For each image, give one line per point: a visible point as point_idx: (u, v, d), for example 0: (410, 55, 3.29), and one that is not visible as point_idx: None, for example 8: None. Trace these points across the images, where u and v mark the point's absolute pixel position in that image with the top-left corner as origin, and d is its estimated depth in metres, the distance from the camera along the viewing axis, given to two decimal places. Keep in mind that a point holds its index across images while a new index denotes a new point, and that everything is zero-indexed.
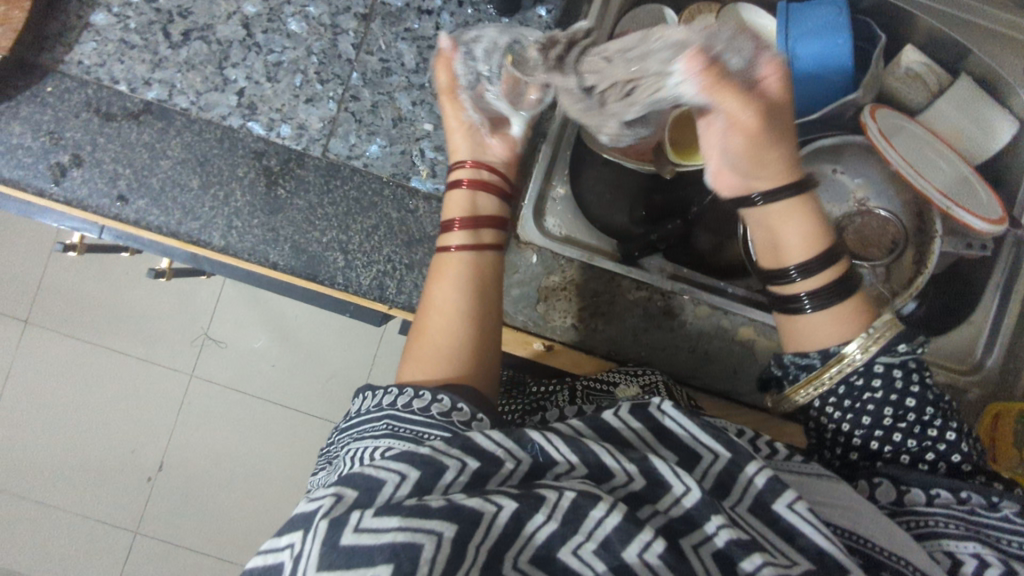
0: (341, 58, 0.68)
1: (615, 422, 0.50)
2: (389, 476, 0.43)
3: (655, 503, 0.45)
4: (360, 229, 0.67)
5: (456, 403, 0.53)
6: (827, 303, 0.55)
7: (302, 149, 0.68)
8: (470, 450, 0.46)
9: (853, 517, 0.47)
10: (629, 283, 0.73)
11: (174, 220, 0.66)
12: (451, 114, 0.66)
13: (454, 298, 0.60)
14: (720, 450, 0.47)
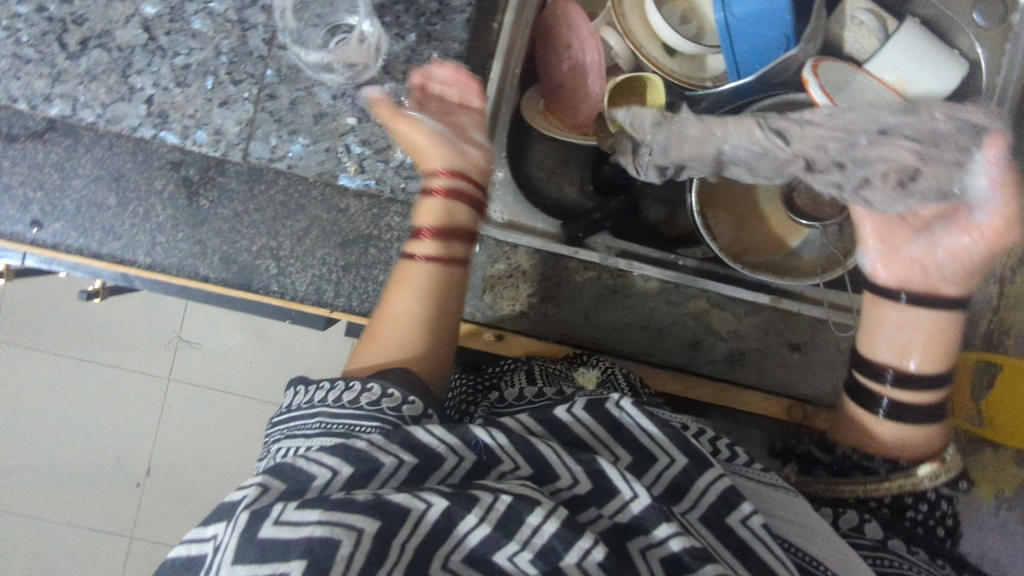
0: (252, 56, 0.64)
1: (568, 419, 0.48)
2: (320, 470, 0.41)
3: (598, 505, 0.43)
4: (289, 233, 0.66)
5: (389, 389, 0.49)
6: (907, 419, 0.59)
7: (221, 156, 0.64)
8: (409, 445, 0.43)
9: (806, 534, 0.48)
10: (577, 264, 0.71)
11: (95, 240, 0.64)
12: (409, 129, 0.61)
13: (415, 309, 0.56)
14: (676, 454, 0.47)
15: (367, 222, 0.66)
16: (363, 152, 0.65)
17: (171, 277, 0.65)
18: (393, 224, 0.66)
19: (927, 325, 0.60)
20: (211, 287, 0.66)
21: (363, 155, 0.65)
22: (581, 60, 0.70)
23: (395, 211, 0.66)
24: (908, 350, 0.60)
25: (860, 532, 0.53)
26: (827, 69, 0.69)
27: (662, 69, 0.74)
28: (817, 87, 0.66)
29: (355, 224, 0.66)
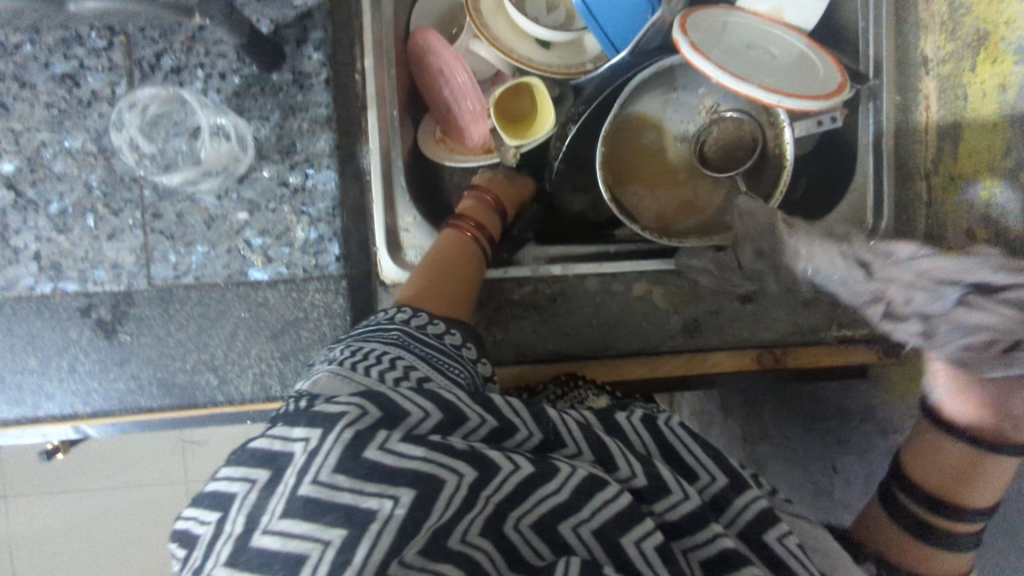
0: (124, 181, 0.62)
1: (620, 423, 0.43)
2: (413, 408, 0.34)
3: (651, 505, 0.38)
4: (219, 341, 0.64)
5: (451, 330, 0.50)
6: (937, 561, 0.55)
7: (126, 287, 0.63)
8: (494, 407, 0.37)
9: (831, 558, 0.42)
10: (512, 283, 0.70)
11: (29, 405, 0.63)
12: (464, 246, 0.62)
13: (467, 259, 0.60)
14: (718, 472, 0.41)
15: (291, 307, 0.64)
16: (265, 242, 0.64)
17: (115, 418, 0.64)
18: (318, 301, 0.65)
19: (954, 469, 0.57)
20: (159, 416, 0.64)
21: (266, 244, 0.64)
22: (455, 83, 0.68)
23: (315, 287, 0.65)
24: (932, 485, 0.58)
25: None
26: (700, 19, 0.66)
27: (537, 67, 0.70)
28: (689, 45, 0.62)
29: (281, 313, 0.64)
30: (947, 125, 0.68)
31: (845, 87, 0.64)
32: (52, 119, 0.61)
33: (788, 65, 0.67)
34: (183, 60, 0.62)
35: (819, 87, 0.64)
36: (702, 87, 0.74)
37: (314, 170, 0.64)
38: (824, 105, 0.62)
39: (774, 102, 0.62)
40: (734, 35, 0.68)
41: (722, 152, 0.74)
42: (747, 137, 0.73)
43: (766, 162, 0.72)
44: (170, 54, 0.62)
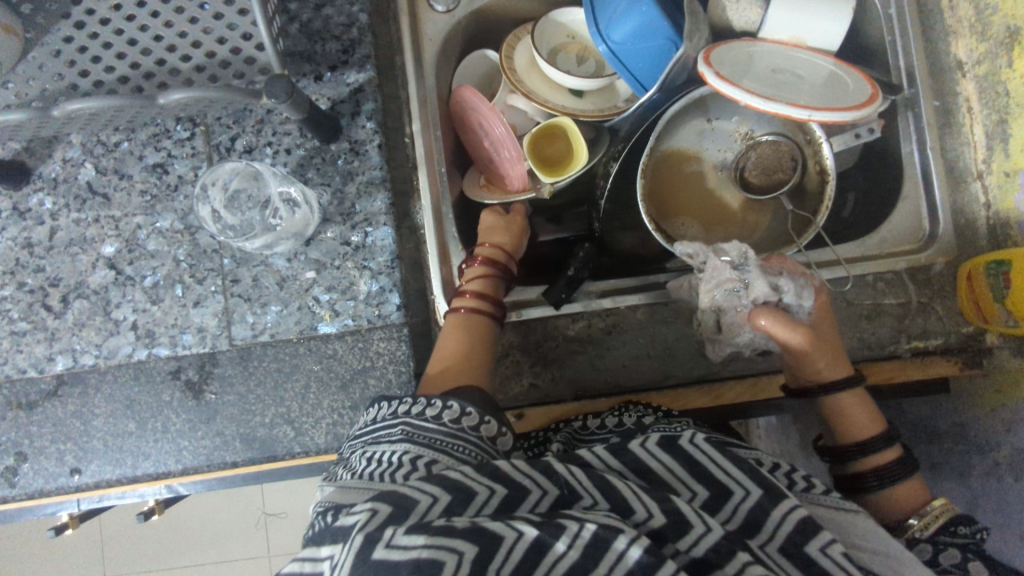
0: (207, 252, 0.69)
1: (641, 456, 0.46)
2: (423, 496, 0.40)
3: (676, 542, 0.40)
4: (294, 394, 0.68)
5: (466, 408, 0.52)
6: (893, 480, 0.61)
7: (211, 349, 0.69)
8: (500, 476, 0.42)
9: (892, 563, 0.44)
10: (565, 320, 0.71)
11: (128, 466, 0.68)
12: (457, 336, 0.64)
13: (466, 340, 0.64)
14: (750, 485, 0.44)
15: (358, 357, 0.68)
16: (332, 297, 0.69)
17: (205, 474, 0.68)
18: (382, 349, 0.68)
19: (853, 396, 0.63)
20: (242, 469, 0.68)
21: (332, 299, 0.69)
22: (496, 133, 0.73)
23: (379, 336, 0.69)
24: (848, 428, 0.63)
25: (965, 568, 0.52)
26: (729, 51, 0.70)
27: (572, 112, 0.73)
28: (715, 75, 0.65)
29: (349, 363, 0.68)
30: (994, 122, 0.67)
31: (877, 97, 0.65)
32: (146, 204, 0.69)
33: (818, 84, 0.69)
34: (253, 141, 0.69)
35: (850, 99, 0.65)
36: (734, 115, 0.76)
37: (372, 228, 0.69)
38: (853, 115, 0.62)
39: (805, 117, 0.62)
40: (760, 64, 0.70)
41: (763, 175, 0.74)
42: (787, 158, 0.73)
43: (811, 181, 0.72)
44: (242, 137, 0.69)
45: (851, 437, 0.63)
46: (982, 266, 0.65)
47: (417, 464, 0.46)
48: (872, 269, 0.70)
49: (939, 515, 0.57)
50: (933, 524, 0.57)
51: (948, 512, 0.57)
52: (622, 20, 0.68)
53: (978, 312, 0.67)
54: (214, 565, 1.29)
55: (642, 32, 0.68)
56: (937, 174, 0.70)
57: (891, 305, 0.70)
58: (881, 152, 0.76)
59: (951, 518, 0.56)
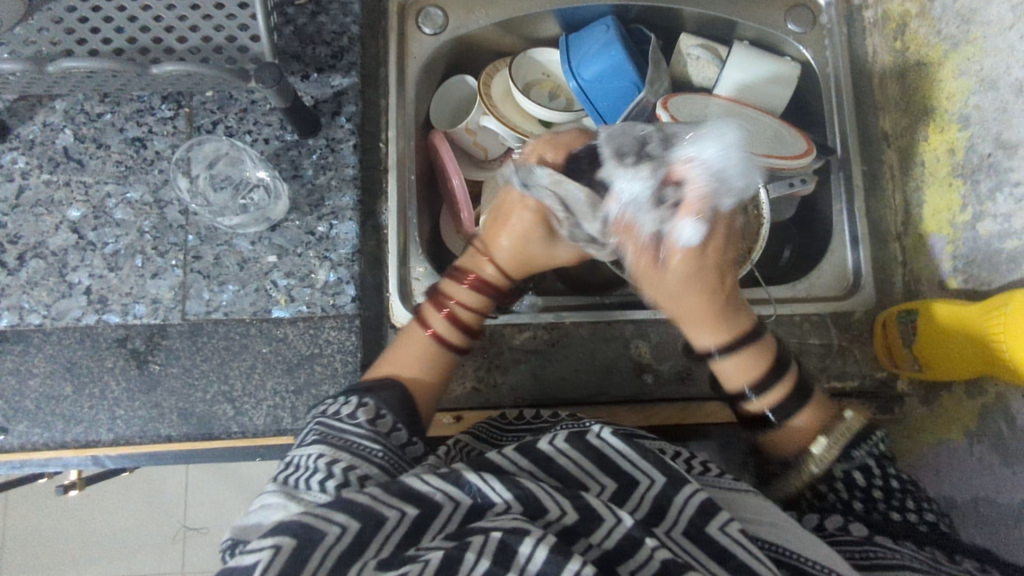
0: (173, 227, 0.71)
1: (552, 454, 0.53)
2: (331, 526, 0.44)
3: (588, 536, 0.47)
4: (238, 372, 0.69)
5: (381, 411, 0.59)
6: (787, 416, 0.65)
7: (162, 321, 0.70)
8: (411, 497, 0.47)
9: (779, 531, 0.52)
10: (512, 329, 0.75)
11: (58, 430, 0.68)
12: (410, 346, 0.67)
13: (425, 372, 0.67)
14: (655, 475, 0.51)
15: (308, 343, 0.70)
16: (290, 283, 0.71)
17: (137, 446, 0.68)
18: (333, 338, 0.70)
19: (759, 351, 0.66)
20: (176, 444, 0.68)
21: (290, 285, 0.71)
22: (451, 159, 0.79)
23: (332, 325, 0.71)
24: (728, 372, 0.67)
25: (846, 530, 0.58)
26: (686, 101, 0.78)
27: None
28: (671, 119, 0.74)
29: (298, 347, 0.70)
30: (911, 188, 0.75)
31: (812, 150, 0.75)
32: (119, 174, 0.71)
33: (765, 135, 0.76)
34: (235, 127, 0.73)
35: (790, 147, 0.75)
36: None
37: (338, 222, 0.72)
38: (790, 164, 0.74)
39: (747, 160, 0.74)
40: (713, 114, 0.78)
41: None
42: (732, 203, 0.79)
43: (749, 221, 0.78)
44: (224, 122, 0.73)
45: (749, 378, 0.66)
46: (894, 313, 0.72)
47: (331, 468, 0.52)
48: (798, 310, 0.75)
49: (834, 448, 0.63)
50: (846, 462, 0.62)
51: (849, 433, 0.64)
52: (593, 60, 0.78)
53: (887, 355, 0.73)
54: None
55: (611, 71, 0.78)
56: (862, 228, 0.77)
57: (815, 345, 0.75)
58: (813, 208, 0.83)
59: (861, 430, 0.64)
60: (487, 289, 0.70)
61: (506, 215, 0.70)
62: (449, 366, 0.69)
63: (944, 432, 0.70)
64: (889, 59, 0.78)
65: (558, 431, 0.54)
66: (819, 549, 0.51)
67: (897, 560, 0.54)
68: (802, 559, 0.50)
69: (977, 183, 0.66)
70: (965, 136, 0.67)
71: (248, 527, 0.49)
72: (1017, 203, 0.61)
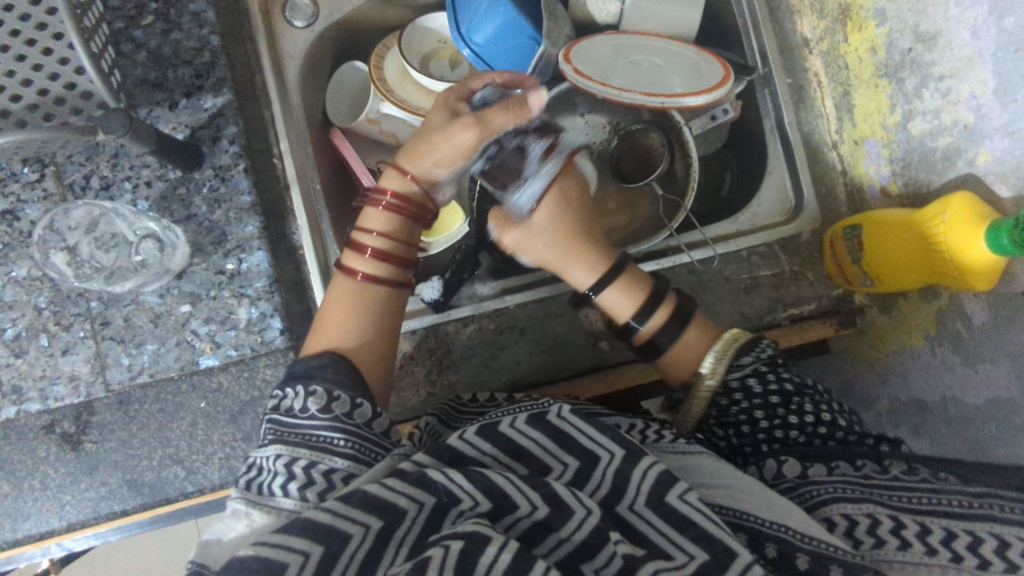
0: (71, 296, 0.66)
1: (514, 434, 0.48)
2: (291, 556, 0.38)
3: (559, 530, 0.42)
4: (181, 433, 0.66)
5: (335, 393, 0.52)
6: (674, 336, 0.61)
7: (86, 397, 0.66)
8: (373, 507, 0.41)
9: (734, 496, 0.48)
10: (455, 325, 0.72)
11: (8, 529, 0.65)
12: (336, 293, 0.62)
13: (358, 322, 0.60)
14: (614, 447, 0.47)
15: (244, 387, 0.67)
16: (210, 329, 0.67)
17: (92, 528, 0.65)
18: (270, 377, 0.67)
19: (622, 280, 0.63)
20: (134, 517, 0.65)
21: (211, 330, 0.67)
22: (353, 158, 0.76)
23: (265, 363, 0.67)
24: (617, 309, 0.63)
25: (782, 476, 0.53)
26: (589, 46, 0.72)
27: None
28: (574, 71, 0.69)
29: (235, 394, 0.67)
30: (840, 95, 0.71)
31: (729, 77, 0.69)
32: None
33: (675, 72, 0.72)
34: (110, 176, 0.67)
35: (705, 79, 0.70)
36: (603, 110, 0.78)
37: (246, 254, 0.67)
38: (705, 100, 0.68)
39: (659, 104, 0.68)
40: (619, 56, 0.73)
41: (636, 163, 0.77)
42: (656, 145, 0.76)
43: (678, 162, 0.75)
44: (98, 173, 0.67)
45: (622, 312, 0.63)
46: (841, 228, 0.68)
47: (297, 469, 0.46)
48: (744, 244, 0.72)
49: (722, 360, 0.58)
50: (769, 379, 0.56)
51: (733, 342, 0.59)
52: (483, 22, 0.72)
53: (841, 274, 0.71)
54: None
55: (505, 30, 0.72)
56: (795, 145, 0.73)
57: (767, 277, 0.72)
58: (745, 133, 0.79)
59: (736, 351, 0.58)
60: (405, 207, 0.64)
61: (423, 141, 0.64)
62: (383, 310, 0.62)
63: (907, 340, 0.68)
64: None
65: (517, 414, 0.50)
66: (775, 507, 0.47)
67: (832, 494, 0.51)
68: (763, 522, 0.46)
69: (902, 82, 0.62)
70: (884, 32, 0.63)
71: (206, 542, 0.43)
72: (944, 98, 0.57)
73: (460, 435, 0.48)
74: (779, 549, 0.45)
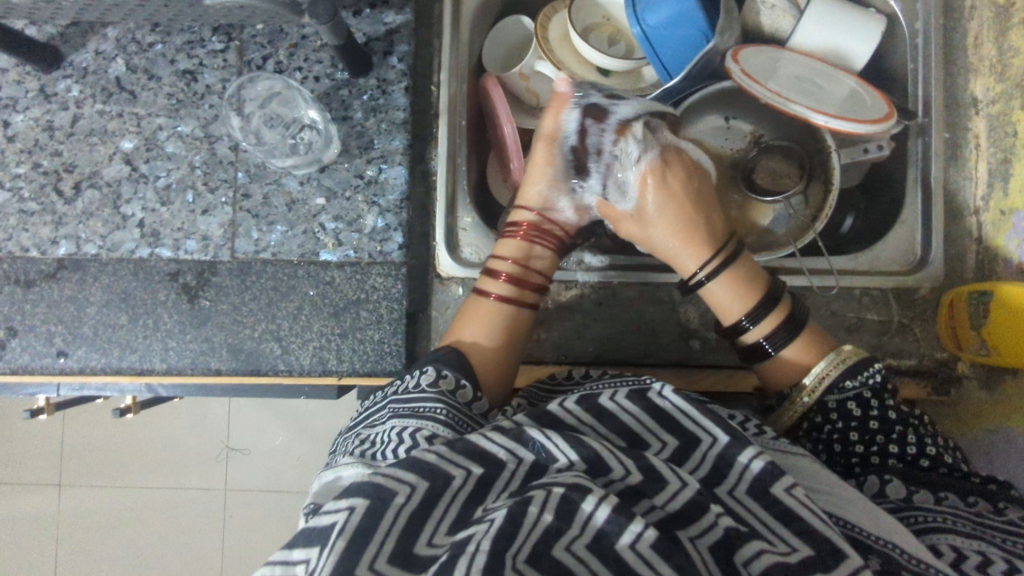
0: (223, 163, 0.71)
1: (613, 406, 0.52)
2: (401, 486, 0.43)
3: (652, 496, 0.46)
4: (286, 313, 0.70)
5: (444, 372, 0.59)
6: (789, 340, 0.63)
7: (212, 258, 0.70)
8: (476, 456, 0.46)
9: (838, 503, 0.50)
10: (557, 287, 0.74)
11: (114, 357, 0.69)
12: (474, 309, 0.67)
13: (490, 337, 0.66)
14: (718, 434, 0.49)
15: (354, 287, 0.70)
16: (337, 226, 0.70)
17: (187, 377, 0.70)
18: (378, 284, 0.70)
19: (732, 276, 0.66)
20: (225, 377, 0.69)
21: (337, 228, 0.70)
22: (503, 104, 0.76)
23: (378, 271, 0.70)
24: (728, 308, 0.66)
25: (884, 495, 0.56)
26: (754, 55, 0.72)
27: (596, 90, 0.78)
28: (740, 72, 0.70)
29: (344, 292, 0.70)
30: (999, 160, 0.70)
31: (893, 116, 0.68)
32: (170, 107, 0.71)
33: (839, 98, 0.71)
34: (285, 62, 0.72)
35: (870, 111, 0.69)
36: (751, 118, 0.80)
37: (387, 166, 0.71)
38: (871, 130, 0.67)
39: (820, 123, 0.68)
40: (784, 71, 0.72)
41: (771, 178, 0.78)
42: (794, 166, 0.77)
43: (814, 188, 0.76)
44: (275, 57, 0.72)
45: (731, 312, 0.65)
46: (966, 292, 0.68)
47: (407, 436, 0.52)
48: (858, 283, 0.72)
49: (839, 365, 0.61)
50: (871, 406, 0.60)
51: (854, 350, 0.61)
52: (658, 6, 0.72)
53: (954, 341, 0.69)
54: (174, 488, 1.29)
55: (678, 18, 0.72)
56: (938, 201, 0.72)
57: (872, 320, 0.72)
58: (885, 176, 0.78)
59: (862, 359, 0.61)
60: (541, 232, 0.70)
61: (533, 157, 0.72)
62: (515, 326, 0.67)
63: (1004, 420, 0.67)
64: (990, 15, 0.72)
65: (619, 388, 0.54)
66: (882, 523, 0.49)
67: (942, 525, 0.52)
68: (873, 538, 0.48)
69: None
70: None
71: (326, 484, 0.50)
72: None
73: (561, 401, 0.53)
74: (883, 564, 0.46)
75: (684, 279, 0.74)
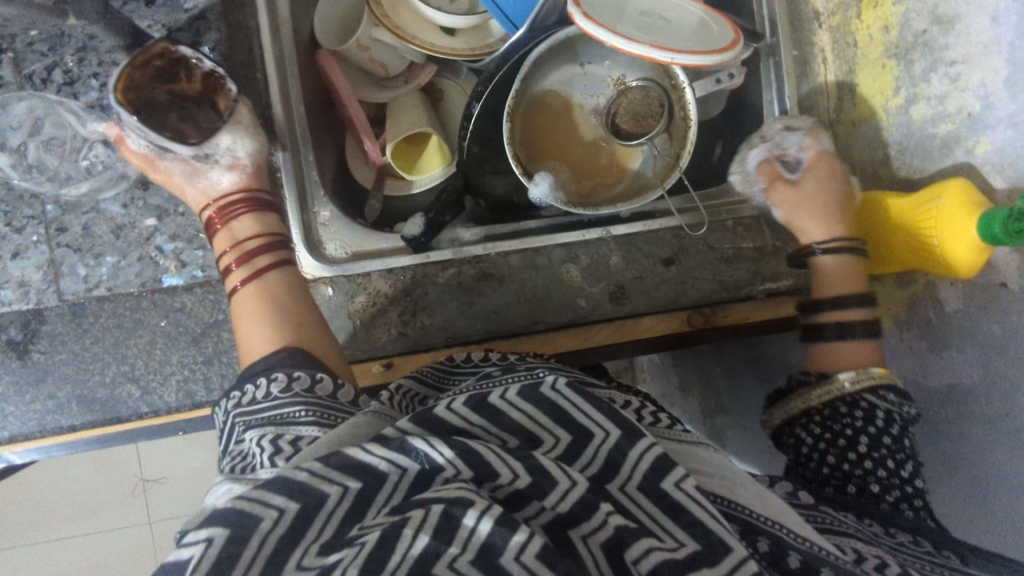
0: (25, 198, 0.63)
1: (502, 405, 0.44)
2: (266, 510, 0.36)
3: (542, 499, 0.39)
4: (138, 351, 0.63)
5: (317, 375, 0.51)
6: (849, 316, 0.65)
7: (36, 305, 0.62)
8: (353, 467, 0.37)
9: (733, 486, 0.45)
10: (433, 267, 0.69)
11: None
12: (238, 306, 0.60)
13: (262, 322, 0.58)
14: (610, 425, 0.43)
15: (209, 310, 0.64)
16: (177, 246, 0.65)
17: (38, 441, 0.62)
18: None
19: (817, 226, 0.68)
20: (82, 433, 0.62)
21: (178, 248, 0.65)
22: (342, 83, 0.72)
23: None
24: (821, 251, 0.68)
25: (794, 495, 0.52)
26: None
27: (440, 52, 0.72)
28: (582, 14, 0.65)
29: (200, 317, 0.64)
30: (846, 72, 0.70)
31: (739, 42, 0.67)
32: None
33: (686, 31, 0.68)
34: (74, 70, 0.64)
35: (717, 41, 0.67)
36: (607, 60, 0.77)
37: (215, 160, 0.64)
38: (717, 59, 0.65)
39: (668, 58, 0.64)
40: (630, 8, 0.69)
41: (633, 121, 0.75)
42: (654, 105, 0.75)
43: (675, 123, 0.74)
44: (60, 64, 0.64)
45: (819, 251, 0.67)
46: None
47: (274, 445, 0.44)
48: (731, 214, 0.73)
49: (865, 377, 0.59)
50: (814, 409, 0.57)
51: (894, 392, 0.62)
52: None
53: None
54: (84, 535, 1.17)
55: None
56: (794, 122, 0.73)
57: (749, 248, 0.72)
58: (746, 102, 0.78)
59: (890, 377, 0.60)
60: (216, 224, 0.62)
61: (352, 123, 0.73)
62: (278, 299, 0.59)
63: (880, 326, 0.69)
64: None
65: (508, 383, 0.46)
66: (779, 508, 0.45)
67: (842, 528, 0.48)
68: (763, 519, 0.44)
69: (910, 64, 0.61)
70: (901, 11, 0.61)
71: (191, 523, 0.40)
72: (952, 83, 0.57)
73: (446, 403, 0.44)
74: (772, 544, 0.43)
75: (565, 239, 0.71)
